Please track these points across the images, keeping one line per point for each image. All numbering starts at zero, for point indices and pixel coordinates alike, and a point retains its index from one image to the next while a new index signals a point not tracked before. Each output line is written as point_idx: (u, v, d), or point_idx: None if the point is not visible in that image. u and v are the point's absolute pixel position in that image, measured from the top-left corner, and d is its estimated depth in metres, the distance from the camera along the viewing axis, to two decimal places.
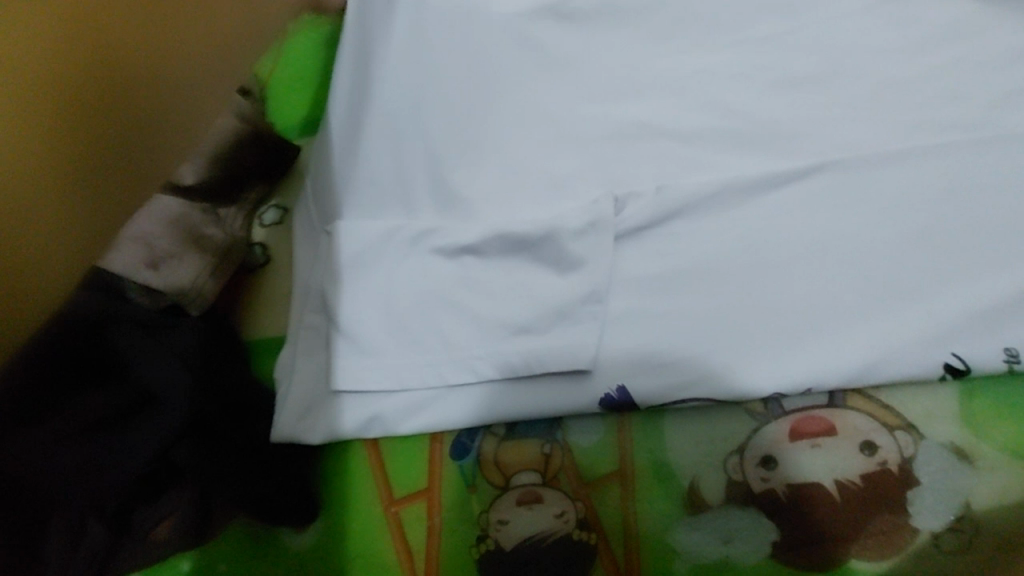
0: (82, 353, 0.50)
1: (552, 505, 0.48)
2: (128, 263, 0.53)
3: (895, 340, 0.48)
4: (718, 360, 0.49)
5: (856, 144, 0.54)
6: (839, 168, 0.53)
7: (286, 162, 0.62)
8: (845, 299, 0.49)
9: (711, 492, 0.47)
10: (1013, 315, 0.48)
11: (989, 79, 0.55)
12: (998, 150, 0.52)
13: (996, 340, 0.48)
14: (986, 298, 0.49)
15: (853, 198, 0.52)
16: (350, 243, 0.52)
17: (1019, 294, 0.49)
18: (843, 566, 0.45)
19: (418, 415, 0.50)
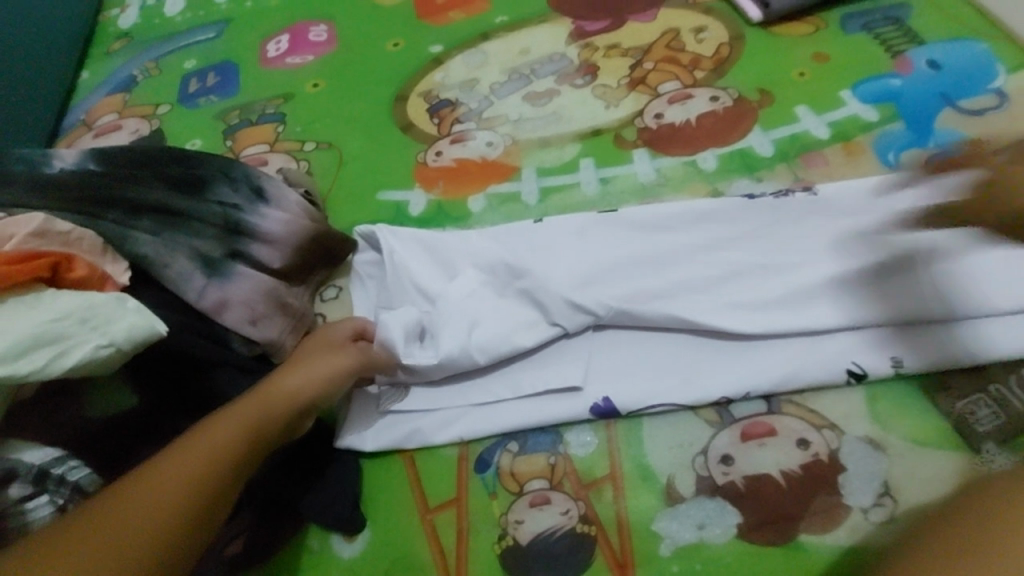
0: (185, 387, 0.59)
1: (559, 504, 0.60)
2: (236, 319, 0.62)
3: (808, 354, 0.64)
4: (678, 374, 0.65)
5: (772, 218, 0.73)
6: (759, 237, 0.71)
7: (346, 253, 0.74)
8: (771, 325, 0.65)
9: (684, 486, 0.60)
10: (893, 334, 0.65)
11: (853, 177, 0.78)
12: (870, 219, 0.72)
13: (883, 352, 0.64)
14: (874, 322, 0.65)
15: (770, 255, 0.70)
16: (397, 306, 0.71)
17: (899, 317, 0.64)
18: (795, 542, 0.56)
19: (449, 428, 0.65)
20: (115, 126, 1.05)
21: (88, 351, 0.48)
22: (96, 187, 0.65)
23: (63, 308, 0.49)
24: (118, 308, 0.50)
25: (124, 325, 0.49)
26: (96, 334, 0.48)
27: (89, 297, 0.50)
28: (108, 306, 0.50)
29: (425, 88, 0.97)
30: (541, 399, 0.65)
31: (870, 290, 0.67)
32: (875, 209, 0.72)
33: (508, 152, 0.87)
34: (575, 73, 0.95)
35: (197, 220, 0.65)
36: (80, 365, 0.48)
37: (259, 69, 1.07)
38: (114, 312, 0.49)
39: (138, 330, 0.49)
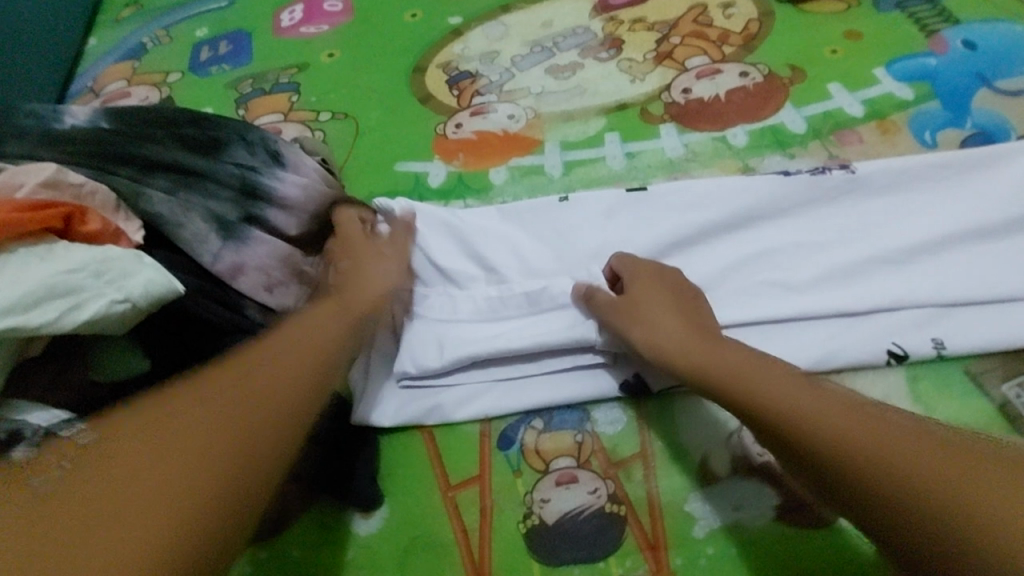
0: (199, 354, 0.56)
1: (587, 483, 0.58)
2: (252, 285, 0.59)
3: (845, 333, 0.62)
4: None
5: (809, 194, 0.70)
6: (793, 213, 0.69)
7: None
8: (807, 302, 0.63)
9: (717, 466, 0.58)
10: (933, 314, 0.62)
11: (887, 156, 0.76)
12: (909, 197, 0.69)
13: (923, 332, 0.61)
14: (915, 301, 0.62)
15: (803, 232, 0.68)
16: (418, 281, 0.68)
17: (939, 296, 0.62)
18: (836, 525, 0.54)
19: (471, 404, 0.63)
20: (123, 94, 1.01)
21: (103, 307, 0.45)
22: (110, 144, 0.63)
23: (77, 260, 0.46)
24: (135, 262, 0.48)
25: (141, 280, 0.47)
26: (112, 289, 0.46)
27: (106, 250, 0.48)
28: (126, 260, 0.48)
29: (445, 60, 0.95)
30: (567, 375, 0.63)
31: (908, 269, 0.64)
32: (916, 185, 0.69)
33: (531, 126, 0.85)
34: (600, 47, 0.92)
35: (213, 181, 0.63)
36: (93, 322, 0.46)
37: (273, 38, 1.03)
38: (131, 266, 0.47)
39: (156, 286, 0.47)
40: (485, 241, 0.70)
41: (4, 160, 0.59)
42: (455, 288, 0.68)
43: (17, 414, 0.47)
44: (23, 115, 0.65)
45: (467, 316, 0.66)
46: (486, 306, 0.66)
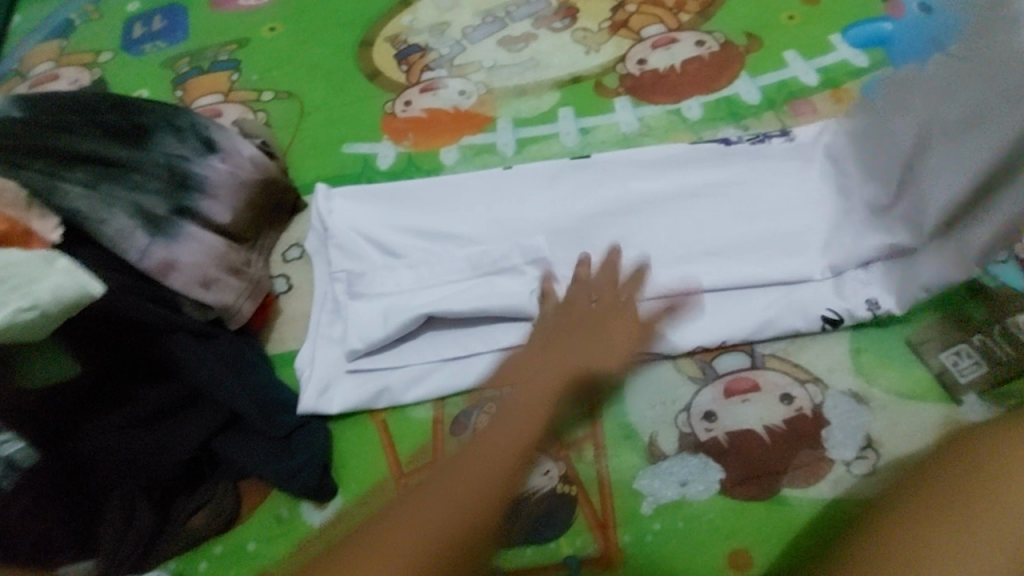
0: (136, 355, 0.55)
1: (539, 466, 0.59)
2: (186, 281, 0.57)
3: (786, 303, 0.63)
4: (655, 328, 0.63)
5: (756, 169, 0.71)
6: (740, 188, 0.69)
7: (289, 208, 0.71)
8: (752, 276, 0.64)
9: (667, 443, 0.59)
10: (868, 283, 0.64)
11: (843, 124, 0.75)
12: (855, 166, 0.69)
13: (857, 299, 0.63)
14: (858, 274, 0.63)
15: (752, 208, 0.68)
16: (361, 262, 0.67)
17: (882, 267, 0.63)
18: (778, 496, 0.55)
19: (418, 386, 0.63)
20: (51, 76, 0.95)
21: (7, 315, 0.43)
22: (22, 134, 0.59)
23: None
24: (43, 266, 0.45)
25: (50, 284, 0.44)
26: (18, 296, 0.44)
27: (8, 255, 0.45)
28: (32, 264, 0.45)
29: (393, 32, 0.90)
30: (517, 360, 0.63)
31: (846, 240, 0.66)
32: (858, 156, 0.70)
33: (482, 102, 0.82)
34: (553, 16, 0.89)
35: (137, 172, 0.59)
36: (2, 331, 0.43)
37: (210, 12, 0.97)
38: (38, 271, 0.45)
39: (66, 290, 0.45)
40: (427, 215, 0.69)
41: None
42: (396, 260, 0.67)
43: None
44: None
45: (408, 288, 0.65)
46: (427, 275, 0.66)
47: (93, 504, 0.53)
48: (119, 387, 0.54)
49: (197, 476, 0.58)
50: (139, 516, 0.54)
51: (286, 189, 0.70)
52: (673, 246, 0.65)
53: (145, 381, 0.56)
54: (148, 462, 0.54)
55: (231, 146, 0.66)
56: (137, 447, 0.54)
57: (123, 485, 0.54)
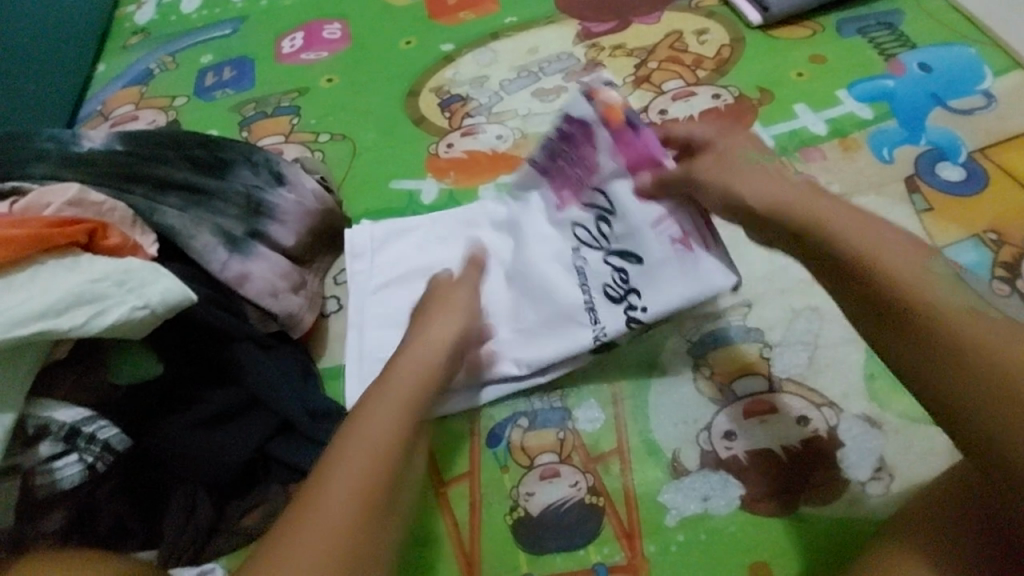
0: (212, 360, 0.61)
1: (568, 477, 0.62)
2: (259, 292, 0.64)
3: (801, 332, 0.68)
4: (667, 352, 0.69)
5: None
6: None
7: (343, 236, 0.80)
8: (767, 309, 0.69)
9: (690, 460, 0.62)
10: None
11: (849, 169, 0.81)
12: None
13: None
14: None
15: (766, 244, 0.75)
16: (406, 286, 0.72)
17: None
18: (796, 512, 0.58)
19: (455, 403, 0.67)
20: (131, 117, 1.06)
21: (125, 313, 0.50)
22: (125, 164, 0.68)
23: (102, 271, 0.51)
24: (154, 273, 0.52)
25: (159, 289, 0.51)
26: (133, 297, 0.51)
27: (129, 262, 0.52)
28: (146, 271, 0.52)
29: (437, 84, 1.01)
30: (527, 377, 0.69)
31: None
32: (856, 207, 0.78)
33: (517, 145, 0.90)
34: (582, 72, 0.98)
35: (221, 199, 0.68)
36: (116, 329, 0.50)
37: (275, 65, 1.09)
38: (151, 276, 0.52)
39: (172, 294, 0.52)
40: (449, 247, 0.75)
41: (28, 182, 0.64)
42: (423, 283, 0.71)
43: (43, 412, 0.53)
44: (46, 139, 0.69)
45: None
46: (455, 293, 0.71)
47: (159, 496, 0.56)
48: (188, 390, 0.59)
49: (250, 480, 0.59)
50: (199, 508, 0.56)
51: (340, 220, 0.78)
52: None
53: (211, 383, 0.61)
54: (210, 459, 0.57)
55: (298, 180, 0.75)
56: (201, 444, 0.57)
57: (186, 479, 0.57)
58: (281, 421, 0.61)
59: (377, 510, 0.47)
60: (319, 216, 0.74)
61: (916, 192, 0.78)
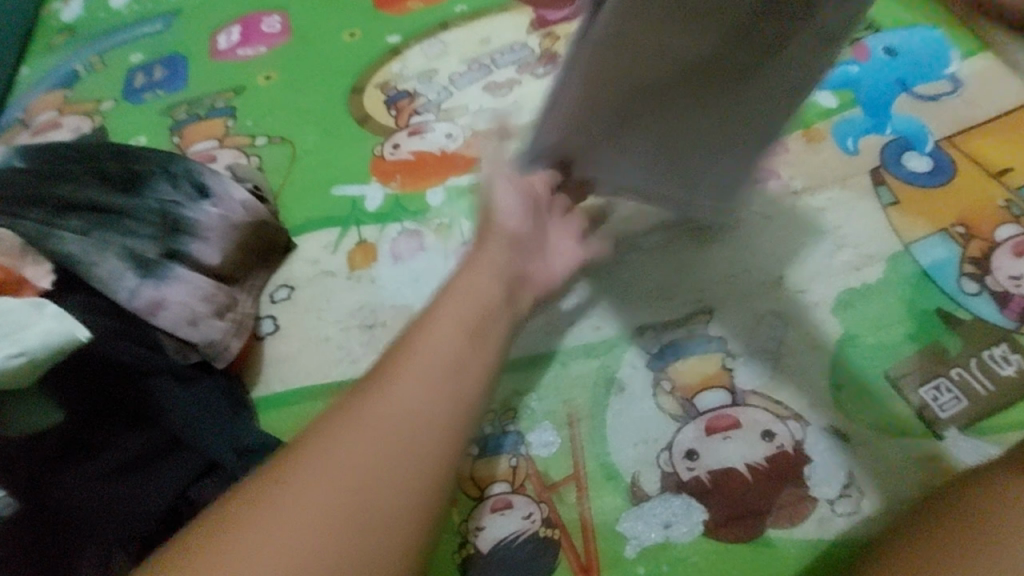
0: (122, 399, 0.55)
1: (521, 508, 0.58)
2: (174, 321, 0.59)
3: (762, 339, 0.64)
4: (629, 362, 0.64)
5: None
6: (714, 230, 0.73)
7: (279, 248, 0.74)
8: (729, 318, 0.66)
9: (650, 484, 0.58)
10: (838, 316, 0.65)
11: (811, 162, 0.77)
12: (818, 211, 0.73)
13: (830, 334, 0.64)
14: (823, 313, 0.65)
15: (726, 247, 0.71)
16: (353, 314, 0.71)
17: (839, 300, 0.66)
18: (762, 536, 0.55)
19: None
20: (53, 124, 0.98)
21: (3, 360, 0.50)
22: (26, 187, 0.62)
23: None
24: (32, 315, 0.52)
25: (38, 331, 0.51)
26: (12, 344, 0.51)
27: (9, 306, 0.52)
28: (25, 314, 0.52)
29: (383, 79, 0.94)
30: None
31: (814, 274, 0.68)
32: (820, 202, 0.74)
33: (468, 144, 0.84)
34: (536, 63, 0.93)
35: (132, 218, 0.62)
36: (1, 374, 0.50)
37: (209, 61, 1.02)
38: (28, 320, 0.51)
39: (54, 335, 0.51)
40: None
41: None
42: None
43: None
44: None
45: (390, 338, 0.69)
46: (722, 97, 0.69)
47: (68, 555, 0.50)
48: (96, 435, 0.53)
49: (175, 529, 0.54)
50: (113, 563, 0.50)
51: (276, 228, 0.73)
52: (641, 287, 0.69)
53: (123, 425, 0.54)
54: (124, 511, 0.52)
55: (224, 189, 0.69)
56: (113, 495, 0.52)
57: (97, 535, 0.51)
58: (203, 462, 0.55)
59: (409, 468, 0.39)
60: (247, 229, 0.69)
61: (882, 184, 0.74)
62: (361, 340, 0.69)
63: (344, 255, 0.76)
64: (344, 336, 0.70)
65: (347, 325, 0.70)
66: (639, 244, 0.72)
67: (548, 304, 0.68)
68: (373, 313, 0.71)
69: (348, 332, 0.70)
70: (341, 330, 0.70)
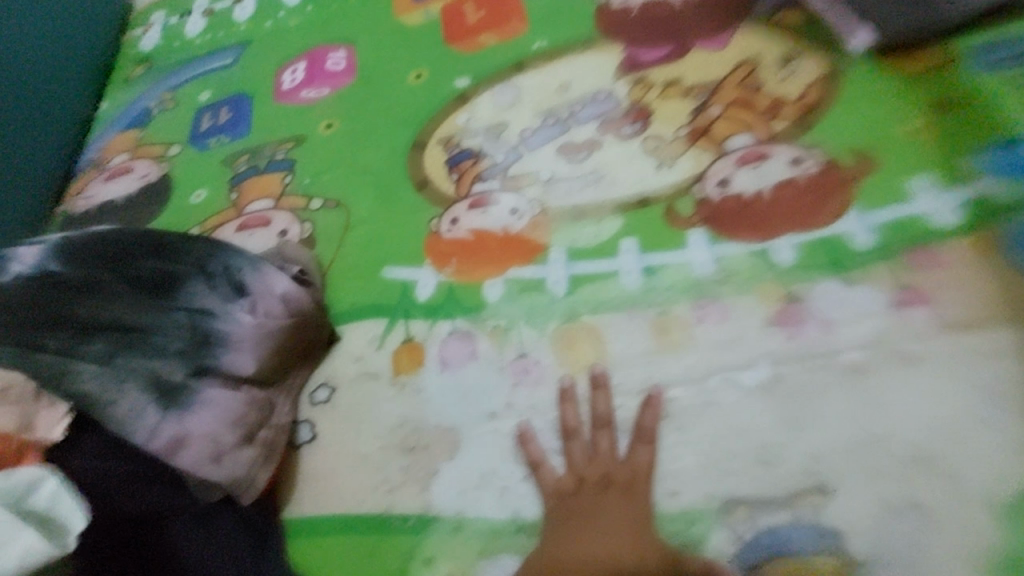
0: (141, 544, 0.53)
1: None
2: (196, 458, 0.54)
3: (895, 542, 0.50)
4: (711, 547, 0.52)
5: (860, 346, 0.58)
6: (839, 370, 0.57)
7: (321, 340, 0.68)
8: (850, 505, 0.52)
9: None
10: (1009, 522, 0.49)
11: (988, 279, 0.58)
12: (995, 355, 0.54)
13: (995, 547, 0.48)
14: (986, 514, 0.49)
15: (851, 397, 0.56)
16: (396, 431, 0.64)
17: (1013, 498, 0.49)
18: None
19: None
20: (125, 169, 0.98)
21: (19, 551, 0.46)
22: (50, 297, 0.59)
23: None
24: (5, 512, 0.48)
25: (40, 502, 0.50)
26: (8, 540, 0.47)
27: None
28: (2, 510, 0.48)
29: (446, 133, 0.84)
30: (522, 548, 0.55)
31: (979, 451, 0.51)
32: (1001, 342, 0.55)
33: (535, 224, 0.73)
34: (622, 120, 0.79)
35: (159, 333, 0.58)
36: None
37: (272, 104, 0.97)
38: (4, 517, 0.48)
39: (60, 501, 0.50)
40: None
41: None
42: None
43: None
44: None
45: (431, 468, 0.61)
46: None
47: None
48: None
49: None
50: None
51: (316, 318, 0.66)
52: (733, 443, 0.56)
53: (141, 571, 0.52)
54: None
55: (263, 285, 0.63)
56: None
57: None
58: None
59: None
60: (284, 330, 0.62)
61: None
62: (402, 465, 0.61)
63: (390, 356, 0.68)
64: (383, 458, 0.63)
65: (387, 444, 0.63)
66: (736, 382, 0.59)
67: (615, 452, 0.58)
68: (416, 433, 0.63)
69: (388, 453, 0.63)
70: (381, 449, 0.63)
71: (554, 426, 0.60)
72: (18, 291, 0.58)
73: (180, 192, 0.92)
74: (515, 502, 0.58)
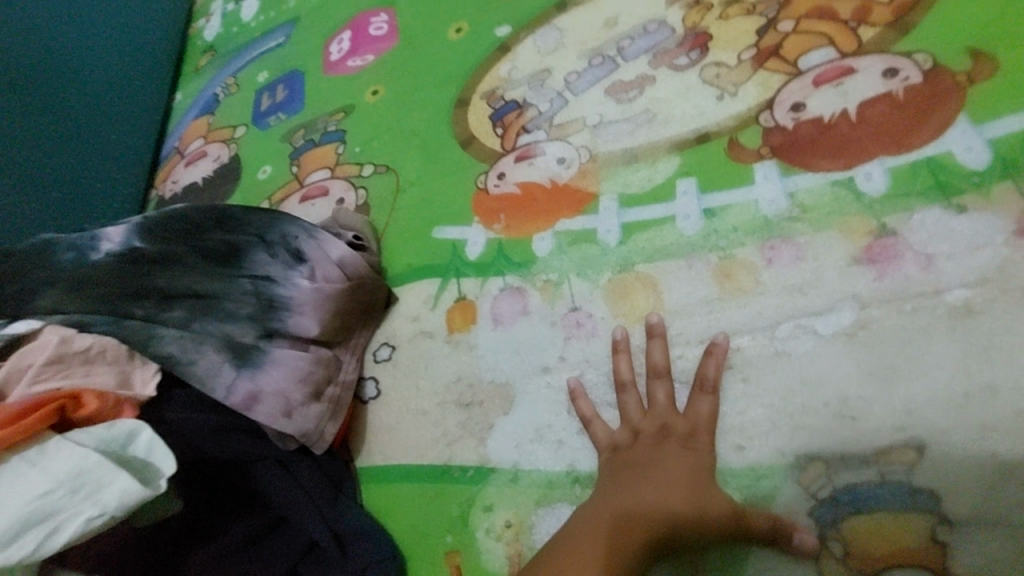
0: (231, 487, 0.58)
1: None
2: (269, 414, 0.58)
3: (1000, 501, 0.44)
4: (781, 502, 0.49)
5: (963, 283, 0.50)
6: (935, 311, 0.50)
7: (381, 303, 0.70)
8: (945, 460, 0.46)
9: None
10: None
11: None
12: None
13: None
14: None
15: (950, 340, 0.49)
16: (453, 388, 0.65)
17: None
18: None
19: (499, 541, 0.56)
20: (200, 153, 1.05)
21: (80, 526, 0.44)
22: (135, 271, 0.64)
23: (59, 473, 0.45)
24: (111, 468, 0.45)
25: (116, 489, 0.45)
26: (90, 504, 0.44)
27: (83, 459, 0.46)
28: (103, 465, 0.46)
29: (490, 86, 0.82)
30: (579, 498, 0.55)
31: None
32: None
33: (585, 172, 0.69)
34: (677, 50, 0.72)
35: (229, 301, 0.62)
36: (67, 513, 0.44)
37: (323, 77, 0.98)
38: (107, 475, 0.45)
39: (132, 492, 0.45)
40: None
41: (38, 317, 0.62)
42: None
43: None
44: (64, 250, 0.67)
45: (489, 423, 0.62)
46: None
47: None
48: (213, 519, 0.56)
49: None
50: None
51: (374, 282, 0.68)
52: (806, 393, 0.52)
53: (232, 513, 0.57)
54: None
55: (323, 251, 0.66)
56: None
57: None
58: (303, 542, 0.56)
59: None
60: (343, 293, 0.65)
61: None
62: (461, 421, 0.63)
63: (444, 315, 0.69)
64: (443, 414, 0.64)
65: (446, 401, 0.65)
66: (811, 328, 0.53)
67: (675, 404, 0.55)
68: (473, 389, 0.64)
69: (446, 409, 0.64)
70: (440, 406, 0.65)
71: (608, 379, 0.59)
72: (105, 269, 0.64)
73: (249, 171, 0.97)
74: (572, 454, 0.57)
